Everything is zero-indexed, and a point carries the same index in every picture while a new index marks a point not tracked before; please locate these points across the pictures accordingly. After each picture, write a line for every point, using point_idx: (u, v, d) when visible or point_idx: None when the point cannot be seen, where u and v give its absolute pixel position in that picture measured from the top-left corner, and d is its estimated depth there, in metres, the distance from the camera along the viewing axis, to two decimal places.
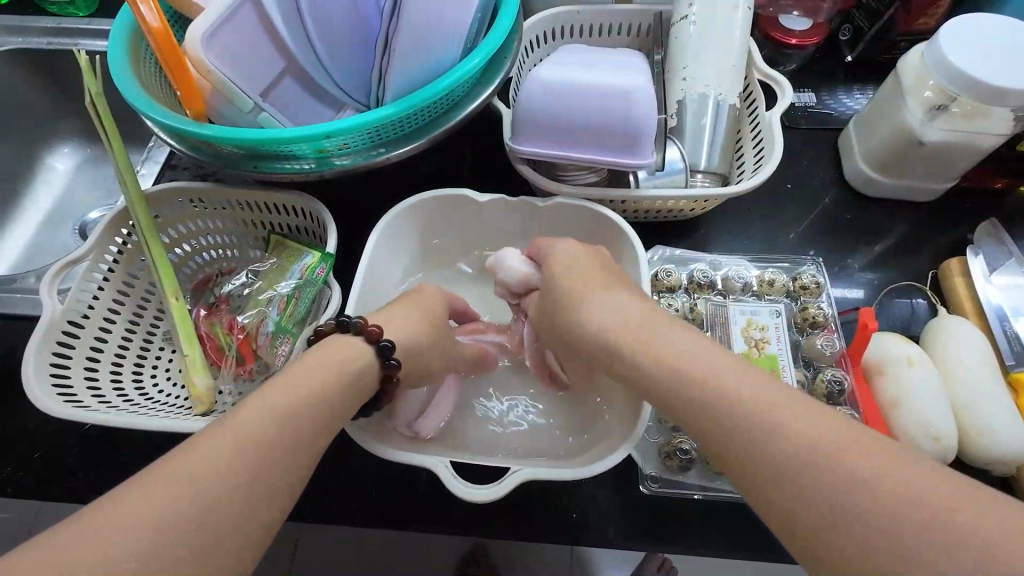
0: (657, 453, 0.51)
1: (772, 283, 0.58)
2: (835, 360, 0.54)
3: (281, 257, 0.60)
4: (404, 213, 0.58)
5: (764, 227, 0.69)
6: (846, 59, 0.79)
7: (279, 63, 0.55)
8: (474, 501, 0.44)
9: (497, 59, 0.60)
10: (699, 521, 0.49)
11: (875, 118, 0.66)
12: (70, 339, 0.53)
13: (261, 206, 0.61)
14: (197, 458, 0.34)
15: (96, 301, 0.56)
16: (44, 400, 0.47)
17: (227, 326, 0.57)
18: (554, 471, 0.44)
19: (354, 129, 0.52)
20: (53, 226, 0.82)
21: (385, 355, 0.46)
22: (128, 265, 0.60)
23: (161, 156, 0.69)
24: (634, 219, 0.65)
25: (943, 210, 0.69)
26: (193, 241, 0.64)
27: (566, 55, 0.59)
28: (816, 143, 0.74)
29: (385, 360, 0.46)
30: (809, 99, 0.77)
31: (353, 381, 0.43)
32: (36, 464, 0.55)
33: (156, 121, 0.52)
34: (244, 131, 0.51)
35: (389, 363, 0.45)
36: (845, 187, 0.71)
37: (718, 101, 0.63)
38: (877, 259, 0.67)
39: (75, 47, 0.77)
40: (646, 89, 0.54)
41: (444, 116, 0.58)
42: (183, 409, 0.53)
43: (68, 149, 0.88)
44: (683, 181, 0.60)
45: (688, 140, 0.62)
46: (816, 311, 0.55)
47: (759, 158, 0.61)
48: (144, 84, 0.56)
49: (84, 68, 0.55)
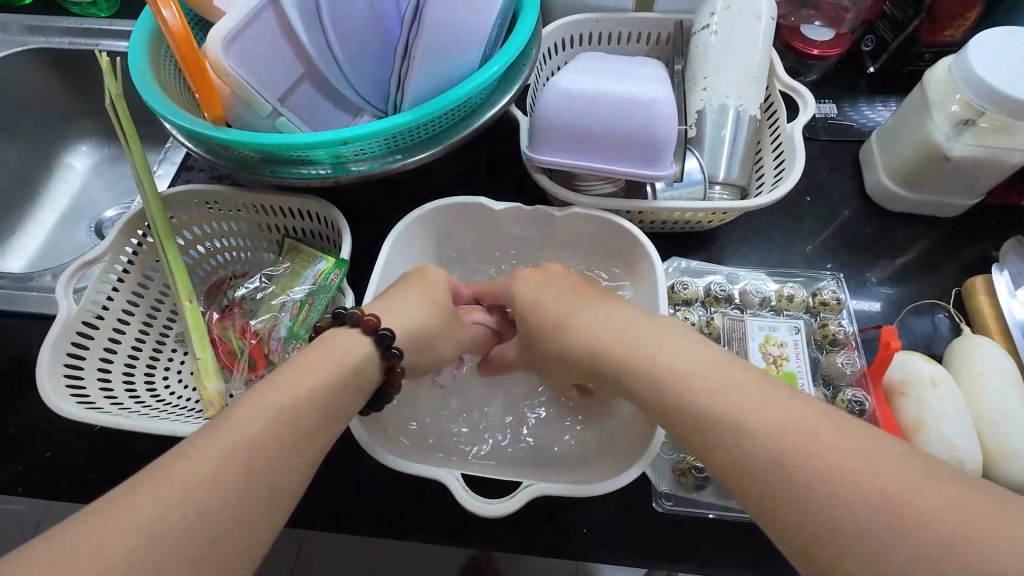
0: (671, 470, 0.50)
1: (791, 298, 0.56)
2: (855, 378, 0.52)
3: (294, 261, 0.59)
4: (419, 219, 0.57)
5: (782, 240, 0.68)
6: (868, 70, 0.78)
7: (298, 68, 0.54)
8: (485, 516, 0.43)
9: (516, 67, 0.60)
10: (711, 540, 0.48)
11: (899, 131, 0.65)
12: (84, 339, 0.53)
13: (276, 210, 0.61)
14: (187, 471, 0.32)
15: (111, 302, 0.56)
16: (58, 401, 0.47)
17: (240, 330, 0.57)
18: (566, 488, 0.44)
19: (371, 136, 0.52)
20: (69, 224, 0.83)
21: (385, 344, 0.46)
22: (143, 267, 0.60)
23: (178, 157, 0.70)
24: (651, 230, 0.64)
25: (967, 225, 0.68)
26: (207, 243, 0.64)
27: (585, 64, 0.58)
28: (836, 155, 0.73)
29: (387, 349, 0.46)
30: (829, 111, 0.75)
31: (355, 370, 0.43)
32: (48, 463, 0.55)
33: (175, 124, 0.53)
34: (262, 136, 0.51)
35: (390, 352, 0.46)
36: (866, 200, 0.70)
37: (738, 112, 0.62)
38: (897, 274, 0.65)
39: (96, 48, 0.78)
40: (667, 99, 0.54)
41: (462, 123, 0.57)
42: (194, 412, 0.53)
43: (86, 147, 0.88)
44: (701, 193, 0.59)
45: (707, 151, 0.61)
46: (835, 328, 0.54)
47: (779, 171, 0.60)
48: (164, 87, 0.56)
49: (105, 70, 0.55)
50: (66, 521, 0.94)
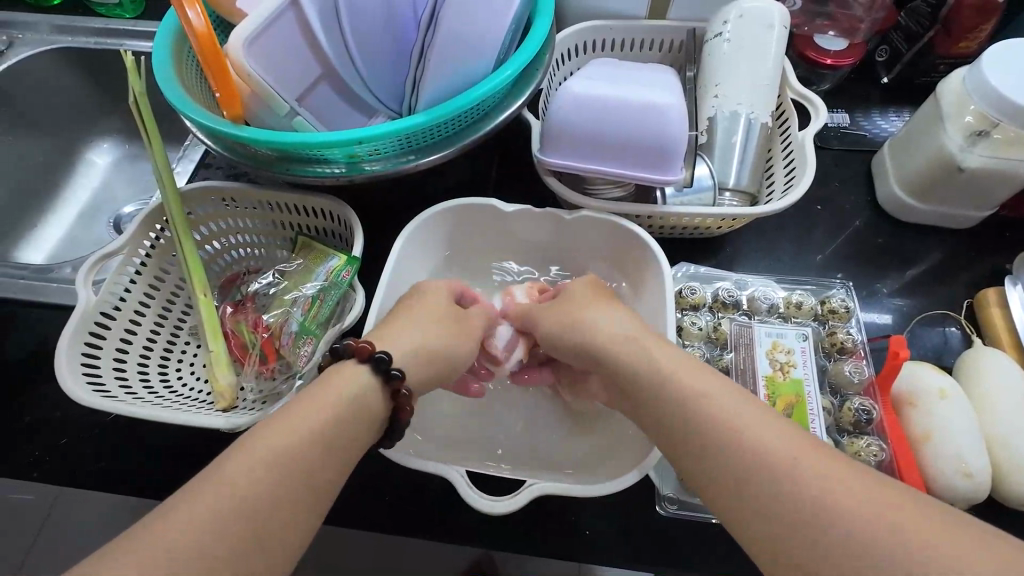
0: (676, 474, 0.50)
1: (799, 305, 0.56)
2: (862, 388, 0.52)
3: (307, 258, 0.60)
4: (432, 218, 0.58)
5: (792, 249, 0.67)
6: (882, 81, 0.78)
7: (316, 69, 0.56)
8: (487, 512, 0.43)
9: (529, 71, 0.61)
10: (714, 545, 0.48)
11: (911, 142, 0.65)
12: (101, 329, 0.54)
13: (291, 207, 0.62)
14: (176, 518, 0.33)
15: (128, 294, 0.58)
16: (75, 388, 0.49)
17: (252, 324, 0.58)
18: (568, 488, 0.44)
19: (385, 136, 0.53)
20: (91, 219, 0.85)
21: (383, 368, 0.44)
22: (160, 261, 0.61)
23: (197, 155, 0.71)
24: (659, 235, 0.65)
25: (979, 238, 0.67)
26: (223, 239, 0.65)
27: (597, 69, 0.58)
28: (847, 164, 0.73)
29: (387, 373, 0.44)
30: (842, 120, 0.75)
31: (352, 399, 0.42)
32: (64, 449, 0.56)
33: (196, 121, 0.54)
34: (279, 134, 0.52)
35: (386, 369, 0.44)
36: (878, 211, 0.69)
37: (749, 119, 0.62)
38: (908, 286, 0.65)
39: (122, 48, 0.80)
40: (677, 106, 0.54)
41: (474, 126, 0.58)
42: (205, 404, 0.54)
43: (108, 145, 0.91)
44: (711, 199, 0.59)
45: (717, 157, 0.61)
46: (843, 336, 0.54)
47: (790, 179, 0.60)
48: (186, 86, 0.58)
49: (129, 68, 0.57)
50: (76, 510, 0.96)
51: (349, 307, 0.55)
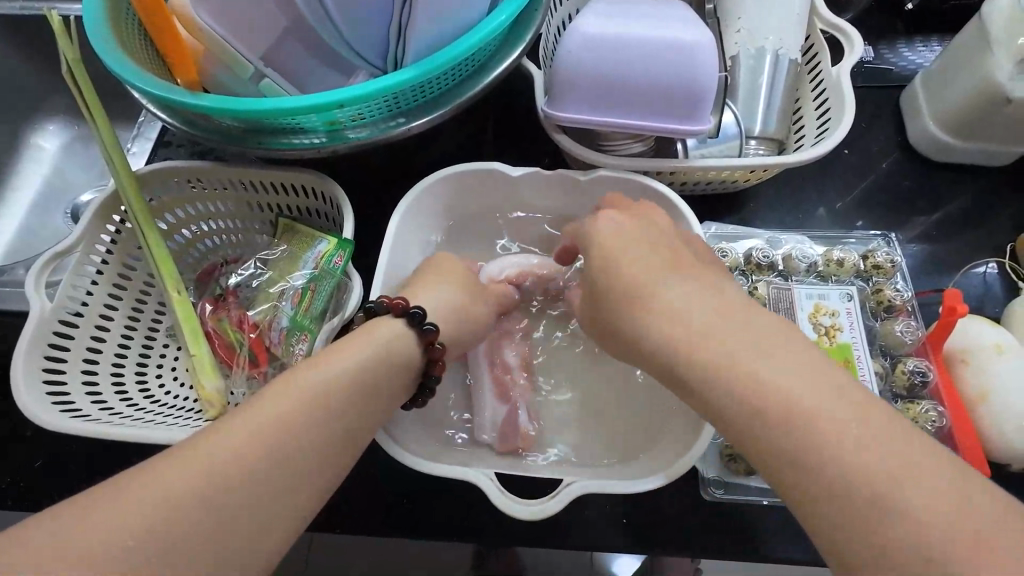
0: (719, 455, 0.46)
1: (841, 262, 0.51)
2: (915, 348, 0.48)
3: (292, 244, 0.54)
4: (438, 187, 0.52)
5: (819, 198, 0.62)
6: (906, 8, 0.71)
7: (281, 22, 0.47)
8: (524, 518, 0.39)
9: (527, 14, 0.53)
10: (763, 525, 0.45)
11: (948, 73, 0.59)
12: (64, 340, 0.48)
13: (267, 187, 0.55)
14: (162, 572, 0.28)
15: (91, 297, 0.51)
16: (40, 412, 0.43)
17: (237, 321, 0.52)
18: (610, 484, 0.40)
19: (368, 97, 0.45)
20: (44, 211, 0.76)
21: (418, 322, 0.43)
22: (123, 255, 0.54)
23: (154, 132, 0.63)
24: (680, 192, 0.59)
25: (1013, 177, 0.63)
26: (194, 226, 0.58)
27: (608, 6, 0.51)
28: (874, 103, 0.67)
29: (422, 326, 0.43)
30: (866, 54, 0.69)
31: (382, 358, 0.40)
32: (40, 473, 0.50)
33: (143, 91, 0.46)
34: (245, 102, 0.44)
35: (426, 329, 0.42)
36: (908, 152, 0.64)
37: (777, 55, 0.56)
38: (944, 232, 0.60)
39: (51, 11, 0.69)
40: (703, 44, 0.47)
41: (469, 81, 0.51)
42: (193, 414, 0.48)
43: (54, 126, 0.80)
44: (738, 149, 0.53)
45: (742, 101, 0.55)
46: (891, 294, 0.49)
47: (824, 123, 0.54)
48: (127, 49, 0.49)
49: (58, 32, 0.48)
50: None
51: (346, 297, 0.49)
